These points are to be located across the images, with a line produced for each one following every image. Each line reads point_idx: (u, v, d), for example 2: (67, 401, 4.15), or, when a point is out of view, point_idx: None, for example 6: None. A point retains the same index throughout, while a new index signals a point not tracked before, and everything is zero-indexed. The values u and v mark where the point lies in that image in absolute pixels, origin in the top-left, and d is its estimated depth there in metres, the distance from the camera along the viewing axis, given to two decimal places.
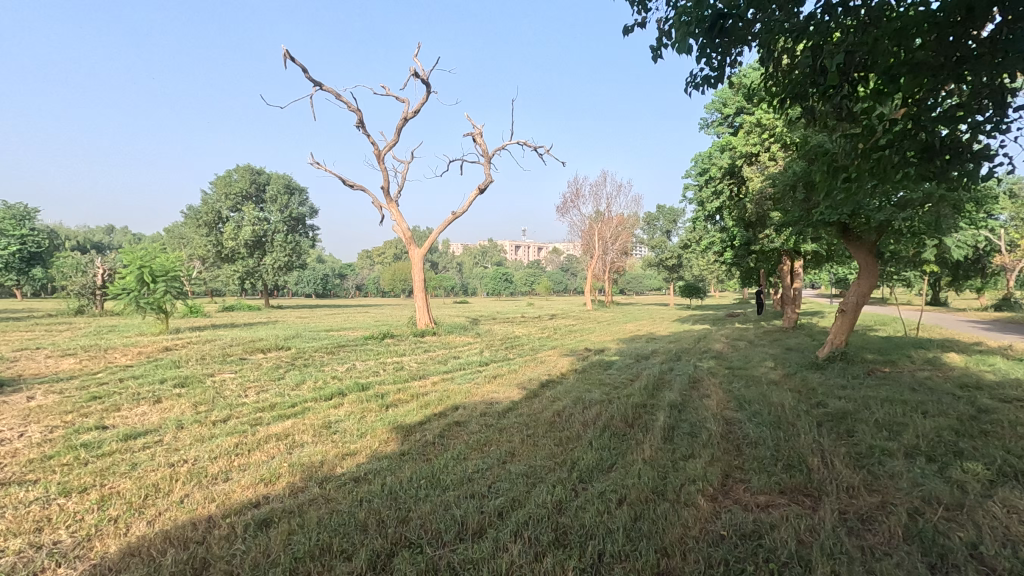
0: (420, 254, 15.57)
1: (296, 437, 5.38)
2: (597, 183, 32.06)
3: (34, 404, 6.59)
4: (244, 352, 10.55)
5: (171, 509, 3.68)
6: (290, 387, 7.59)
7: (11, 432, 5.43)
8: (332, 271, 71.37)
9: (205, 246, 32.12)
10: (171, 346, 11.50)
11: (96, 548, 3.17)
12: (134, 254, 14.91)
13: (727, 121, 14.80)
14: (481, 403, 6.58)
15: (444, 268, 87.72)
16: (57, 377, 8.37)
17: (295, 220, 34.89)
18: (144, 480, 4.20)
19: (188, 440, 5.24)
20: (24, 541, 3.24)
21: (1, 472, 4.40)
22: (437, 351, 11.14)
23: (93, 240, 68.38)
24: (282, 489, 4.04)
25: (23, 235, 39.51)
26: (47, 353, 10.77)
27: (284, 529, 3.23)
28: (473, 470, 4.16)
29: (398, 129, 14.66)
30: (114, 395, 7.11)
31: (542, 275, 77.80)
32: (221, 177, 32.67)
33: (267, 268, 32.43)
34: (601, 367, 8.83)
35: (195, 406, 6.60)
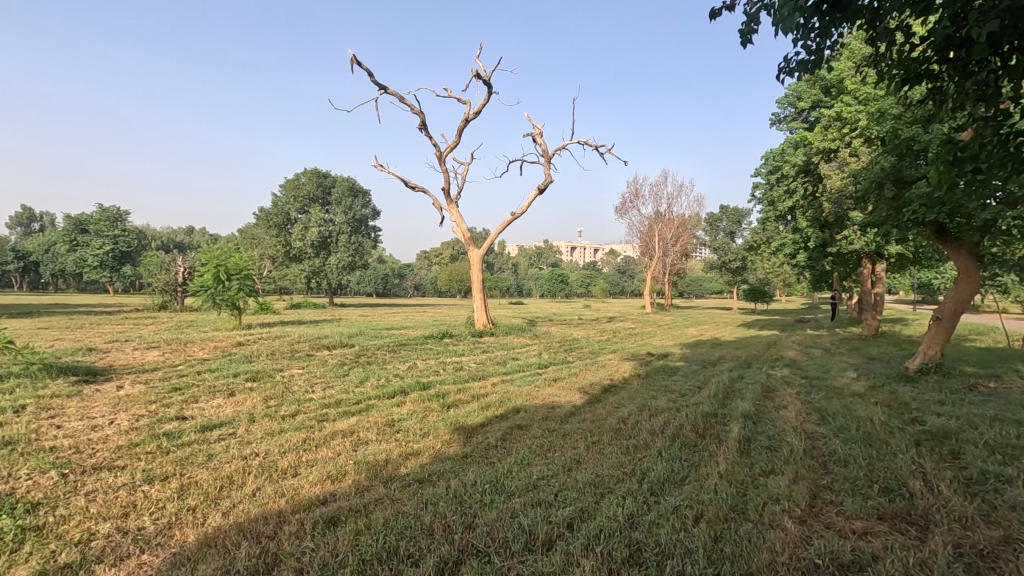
0: (479, 254, 15.59)
1: (360, 434, 5.44)
2: (658, 183, 31.17)
3: (122, 393, 7.03)
4: (310, 349, 10.87)
5: (244, 502, 3.77)
6: (354, 385, 7.76)
7: (102, 420, 5.80)
8: (391, 270, 73.37)
9: (275, 246, 33.69)
10: (243, 341, 12.05)
11: (176, 536, 3.27)
12: (212, 253, 15.80)
13: (802, 115, 14.03)
14: (542, 406, 6.44)
15: (500, 269, 88.32)
16: (143, 368, 8.92)
17: (359, 221, 35.98)
18: (220, 471, 4.34)
19: (260, 434, 5.41)
20: (112, 525, 3.39)
21: (93, 456, 4.69)
22: (497, 352, 11.10)
23: (176, 240, 73.31)
24: (349, 486, 4.06)
25: (115, 235, 42.86)
26: (134, 346, 11.53)
27: (352, 530, 3.22)
28: (538, 477, 4.04)
29: (459, 130, 14.75)
30: (193, 387, 7.48)
31: (598, 276, 76.78)
32: (290, 181, 34.14)
33: (331, 268, 33.64)
34: (665, 372, 8.50)
35: (266, 400, 6.83)
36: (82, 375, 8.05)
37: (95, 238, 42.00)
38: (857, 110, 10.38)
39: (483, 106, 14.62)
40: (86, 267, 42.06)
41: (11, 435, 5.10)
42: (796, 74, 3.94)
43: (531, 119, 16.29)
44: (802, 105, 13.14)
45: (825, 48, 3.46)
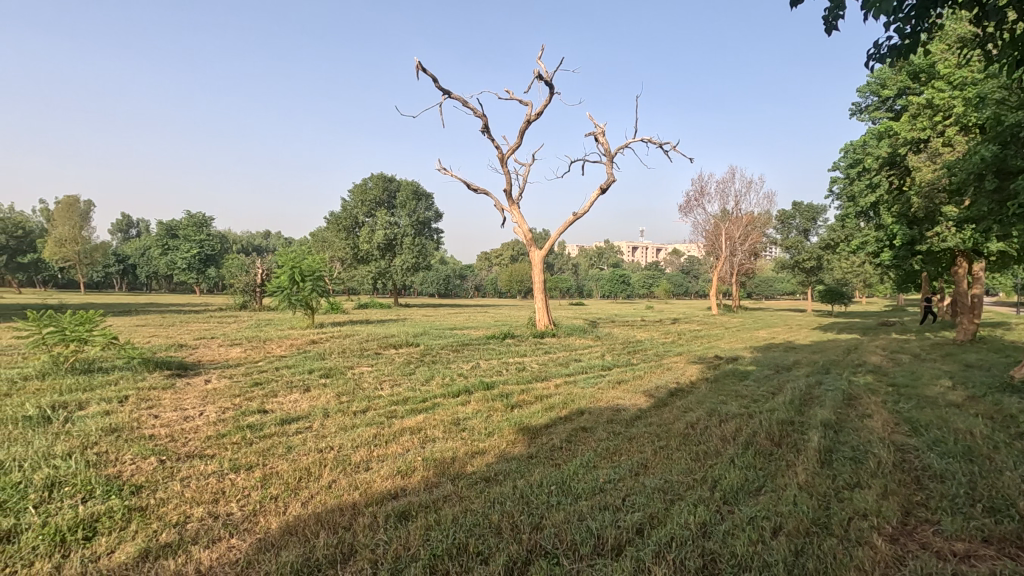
0: (540, 255, 15.60)
1: (428, 431, 5.57)
2: (724, 180, 30.02)
3: (211, 387, 7.58)
4: (378, 347, 11.29)
5: (321, 493, 3.95)
6: (421, 383, 7.97)
7: (194, 411, 6.27)
8: (453, 271, 74.79)
9: (344, 248, 35.18)
10: (316, 339, 12.67)
11: (260, 523, 3.47)
12: (288, 256, 16.72)
13: (886, 103, 13.10)
14: (607, 408, 6.35)
15: (560, 270, 88.06)
16: (228, 363, 9.57)
17: (422, 223, 36.95)
18: (299, 463, 4.57)
19: (334, 428, 5.66)
20: (204, 509, 3.65)
21: (186, 445, 5.07)
22: (559, 353, 11.07)
23: (254, 244, 78.14)
24: (418, 482, 4.17)
25: (202, 239, 46.21)
26: (220, 342, 12.39)
27: (422, 524, 3.31)
28: (605, 480, 3.99)
29: (521, 131, 14.84)
30: (272, 382, 7.94)
31: (661, 276, 74.90)
32: (359, 186, 35.56)
33: (396, 269, 34.70)
34: (736, 377, 8.18)
35: (338, 396, 7.14)
36: (175, 369, 8.73)
37: (184, 243, 45.53)
38: (951, 95, 9.58)
39: (545, 107, 14.61)
40: (176, 269, 45.67)
41: (118, 422, 5.59)
42: (888, 61, 3.73)
43: (592, 118, 16.14)
44: (886, 93, 12.29)
45: (921, 32, 3.25)
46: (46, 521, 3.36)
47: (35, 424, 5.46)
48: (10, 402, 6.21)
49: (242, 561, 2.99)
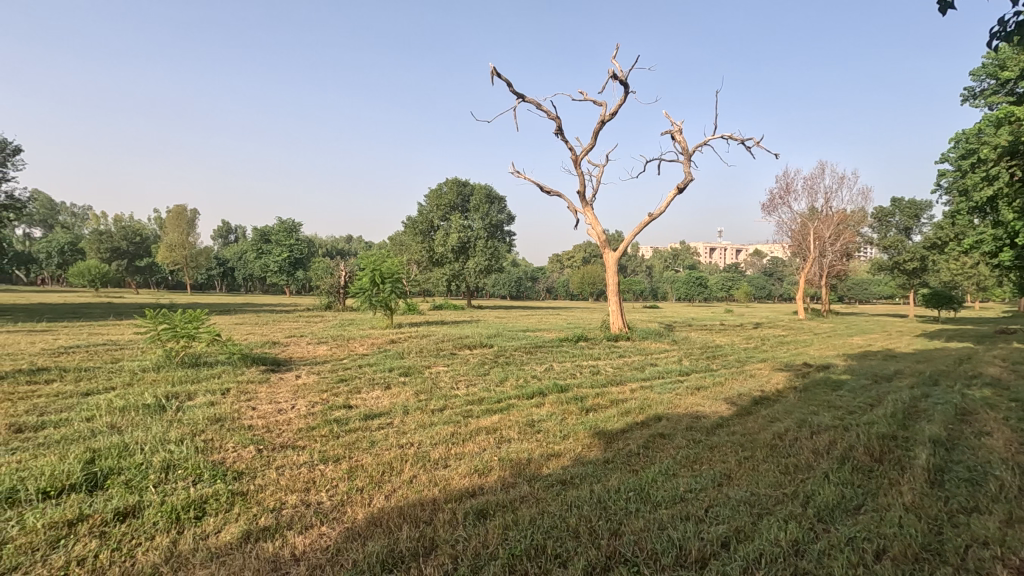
0: (614, 257, 15.35)
1: (503, 432, 5.63)
2: (812, 177, 28.15)
3: (301, 382, 8.08)
4: (454, 347, 11.58)
5: (403, 488, 4.10)
6: (495, 384, 8.07)
7: (286, 404, 6.71)
8: (524, 273, 75.34)
9: (420, 251, 36.35)
10: (395, 339, 13.17)
11: (347, 513, 3.65)
12: (369, 259, 17.52)
13: (1007, 86, 11.77)
14: (686, 415, 6.13)
15: (633, 272, 86.25)
16: (316, 360, 10.17)
17: (495, 226, 37.48)
18: (381, 457, 4.76)
19: (413, 425, 5.86)
20: (296, 497, 3.88)
21: (281, 435, 5.44)
22: (633, 357, 10.84)
23: (338, 247, 82.76)
24: (495, 482, 4.22)
25: (291, 244, 49.46)
26: (308, 340, 13.18)
27: (500, 524, 3.35)
28: (686, 489, 3.85)
29: (595, 132, 14.69)
30: (356, 378, 8.35)
31: (741, 279, 71.57)
32: (434, 191, 36.68)
33: (470, 271, 35.41)
34: (828, 386, 7.64)
35: (417, 394, 7.37)
36: (269, 364, 9.38)
37: (276, 247, 48.96)
38: None
39: (620, 107, 14.38)
40: (269, 271, 49.17)
41: (221, 412, 6.09)
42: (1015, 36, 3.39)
43: (669, 116, 15.70)
44: (1005, 74, 11.09)
45: None
46: (163, 500, 3.71)
47: (153, 411, 6.06)
48: (132, 391, 6.92)
49: (333, 547, 3.16)
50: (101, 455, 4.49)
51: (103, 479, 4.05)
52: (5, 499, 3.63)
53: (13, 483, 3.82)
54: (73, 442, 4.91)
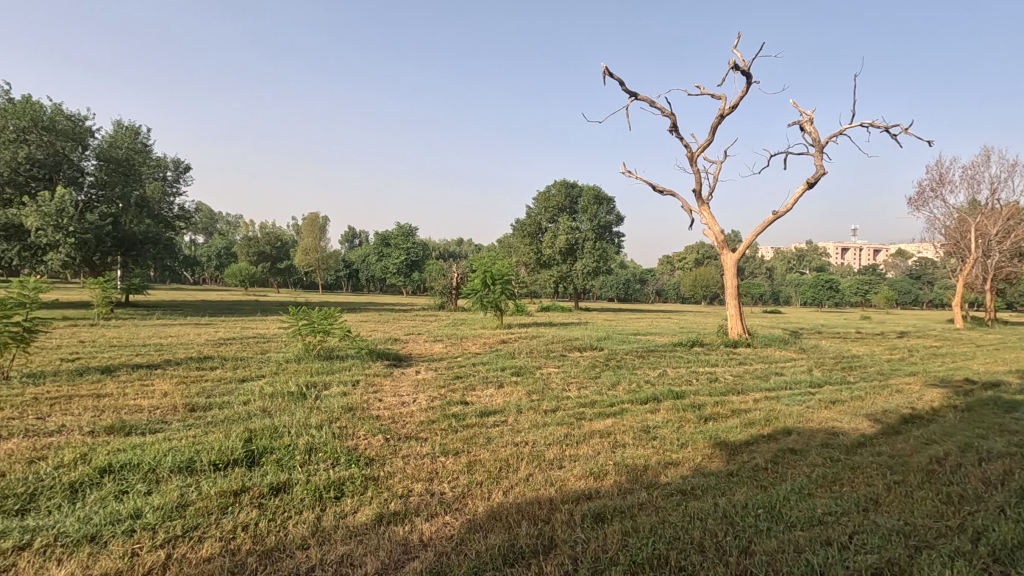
0: (733, 259, 14.46)
1: (618, 436, 5.54)
2: (973, 165, 24.45)
3: (421, 377, 8.55)
4: (564, 349, 11.59)
5: (519, 485, 4.18)
6: (607, 387, 7.96)
7: (409, 397, 7.15)
8: (633, 275, 73.65)
9: (529, 254, 36.90)
10: (506, 339, 13.49)
11: (469, 505, 3.79)
12: (481, 261, 18.12)
13: None
14: (821, 431, 5.62)
15: (751, 274, 80.82)
16: (433, 357, 10.70)
17: (603, 228, 36.99)
18: (498, 454, 4.90)
19: (527, 424, 5.96)
20: (422, 486, 4.12)
21: (405, 426, 5.81)
22: (756, 365, 10.12)
23: (451, 249, 86.72)
24: (611, 486, 4.17)
25: (408, 247, 52.55)
26: (426, 338, 13.92)
27: (619, 529, 3.30)
28: (825, 511, 3.53)
29: (713, 127, 13.93)
30: (471, 376, 8.66)
31: (880, 283, 64.17)
32: (543, 194, 37.01)
33: (577, 273, 35.32)
34: (998, 407, 6.58)
35: (529, 394, 7.47)
36: (392, 359, 10.05)
37: (395, 250, 52.33)
38: None
39: (741, 100, 13.50)
40: (389, 273, 52.68)
41: (352, 402, 6.63)
42: None
43: (797, 106, 14.45)
44: None
45: None
46: (308, 479, 4.11)
47: (295, 398, 6.75)
48: (279, 379, 7.77)
49: (457, 537, 3.30)
50: (257, 435, 5.08)
51: (259, 456, 4.57)
52: (186, 467, 4.24)
53: (192, 454, 4.45)
54: (234, 421, 5.61)
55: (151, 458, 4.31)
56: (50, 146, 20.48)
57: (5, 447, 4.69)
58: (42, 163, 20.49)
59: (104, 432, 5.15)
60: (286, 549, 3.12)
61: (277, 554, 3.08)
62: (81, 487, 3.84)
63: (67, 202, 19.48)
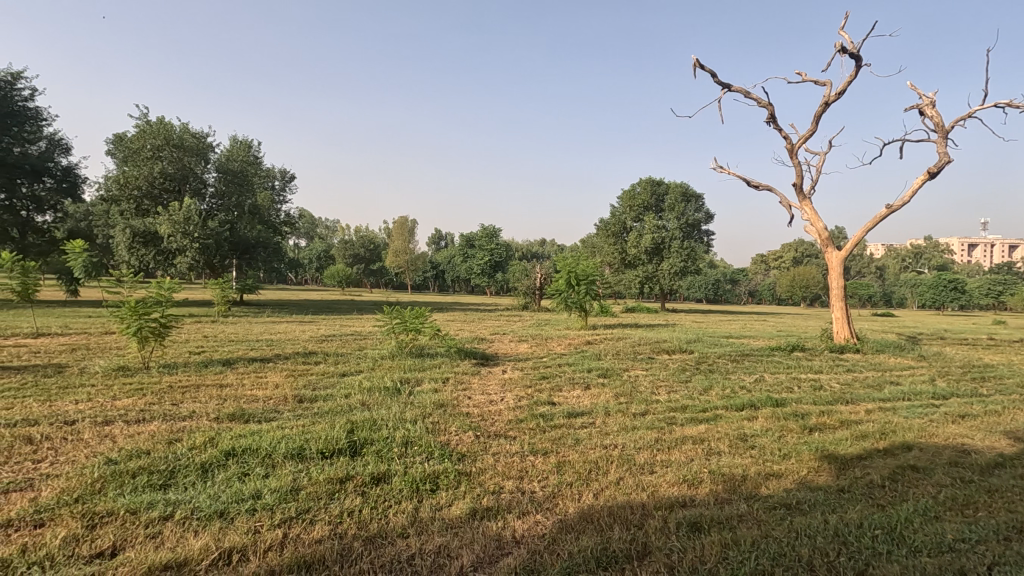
0: (838, 257, 13.38)
1: (712, 443, 5.31)
2: None
3: (508, 377, 8.67)
4: (651, 352, 11.28)
5: (610, 488, 4.13)
6: (699, 392, 7.65)
7: (497, 396, 7.29)
8: (723, 275, 70.22)
9: (613, 253, 36.29)
10: (591, 340, 13.36)
11: (559, 505, 3.80)
12: (565, 261, 18.05)
13: None
14: (948, 448, 5.05)
15: (858, 274, 74.31)
16: (518, 357, 10.81)
17: (692, 226, 35.52)
18: (587, 455, 4.86)
19: (616, 427, 5.87)
20: (513, 484, 4.18)
21: (495, 424, 5.93)
22: (867, 373, 9.30)
23: (534, 250, 87.23)
24: (708, 495, 4.00)
25: (492, 248, 53.49)
26: (511, 338, 14.09)
27: (718, 541, 3.17)
28: (956, 538, 3.18)
29: (816, 116, 12.96)
30: (557, 377, 8.66)
31: (1018, 283, 56.54)
32: (628, 192, 36.20)
33: (664, 273, 34.23)
34: None
35: (617, 397, 7.35)
36: (480, 358, 10.28)
37: (479, 251, 53.45)
38: None
39: (849, 85, 12.45)
40: (473, 274, 53.92)
41: (443, 399, 6.86)
42: None
43: (915, 89, 13.07)
44: None
45: None
46: (406, 471, 4.31)
47: (391, 393, 7.09)
48: (376, 375, 8.22)
49: (549, 536, 3.32)
50: (358, 427, 5.40)
51: (361, 447, 4.86)
52: (298, 453, 4.60)
53: (302, 442, 4.81)
54: (337, 413, 6.00)
55: (268, 444, 4.72)
56: (179, 161, 22.99)
57: (148, 428, 5.33)
58: (173, 177, 23.05)
59: (227, 419, 5.69)
60: (388, 536, 3.29)
61: (380, 540, 3.25)
62: (210, 467, 4.27)
63: (193, 211, 21.78)
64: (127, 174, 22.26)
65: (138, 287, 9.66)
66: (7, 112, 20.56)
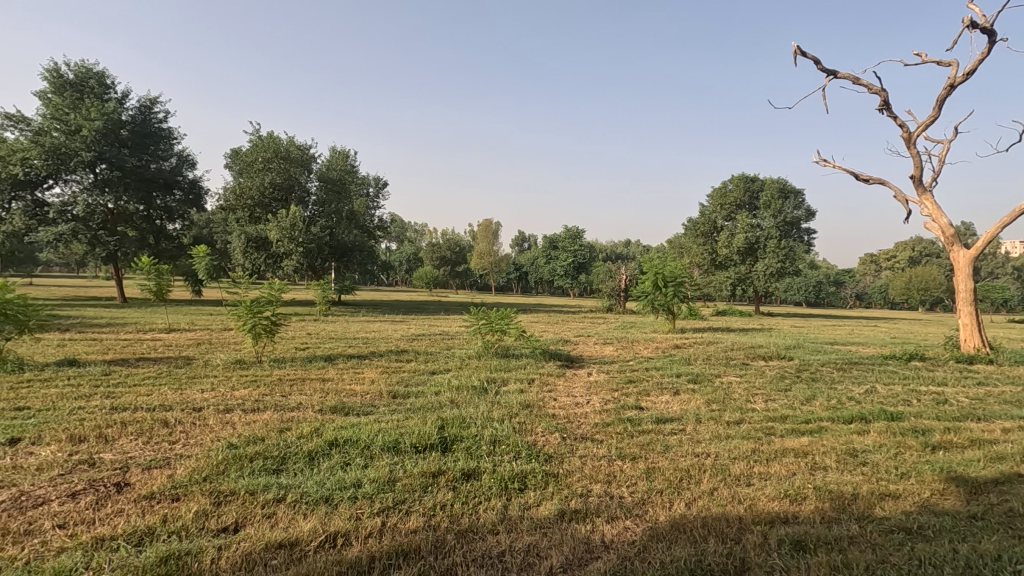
0: (966, 257, 11.95)
1: (817, 457, 4.95)
2: None
3: (593, 379, 8.58)
4: (746, 358, 10.69)
5: (703, 498, 3.96)
6: (801, 401, 7.14)
7: (582, 398, 7.24)
8: (826, 277, 65.10)
9: (702, 254, 34.84)
10: (680, 344, 12.89)
11: (649, 512, 3.71)
12: (652, 263, 17.56)
13: None
14: None
15: (990, 275, 65.93)
16: (603, 360, 10.67)
17: (791, 224, 33.22)
18: (678, 463, 4.70)
19: (708, 435, 5.62)
20: (601, 487, 4.13)
21: (581, 427, 5.89)
22: (1002, 387, 8.23)
23: (618, 251, 85.68)
24: (813, 512, 3.73)
25: (575, 250, 53.20)
26: (595, 340, 13.90)
27: (825, 562, 2.95)
28: None
29: (939, 101, 11.68)
30: (644, 381, 8.44)
31: None
32: (718, 190, 34.57)
33: (759, 274, 32.33)
34: None
35: (708, 403, 7.04)
36: (564, 360, 10.26)
37: (563, 253, 53.42)
38: None
39: (979, 64, 11.12)
40: (557, 275, 53.99)
41: (529, 400, 6.92)
42: None
43: None
44: None
45: None
46: (494, 469, 4.39)
47: (479, 392, 7.26)
48: (463, 374, 8.45)
49: (639, 543, 3.25)
50: (448, 423, 5.59)
51: (451, 443, 5.02)
52: (394, 446, 4.84)
53: (397, 436, 5.05)
54: (428, 410, 6.24)
55: (366, 436, 5.00)
56: (286, 171, 25.00)
57: (262, 417, 5.84)
58: (281, 186, 25.10)
59: (329, 411, 6.12)
60: (479, 531, 3.38)
61: (471, 535, 3.34)
62: (316, 455, 4.60)
63: (298, 218, 23.59)
64: (243, 185, 24.57)
65: (252, 288, 10.60)
66: (145, 132, 23.57)
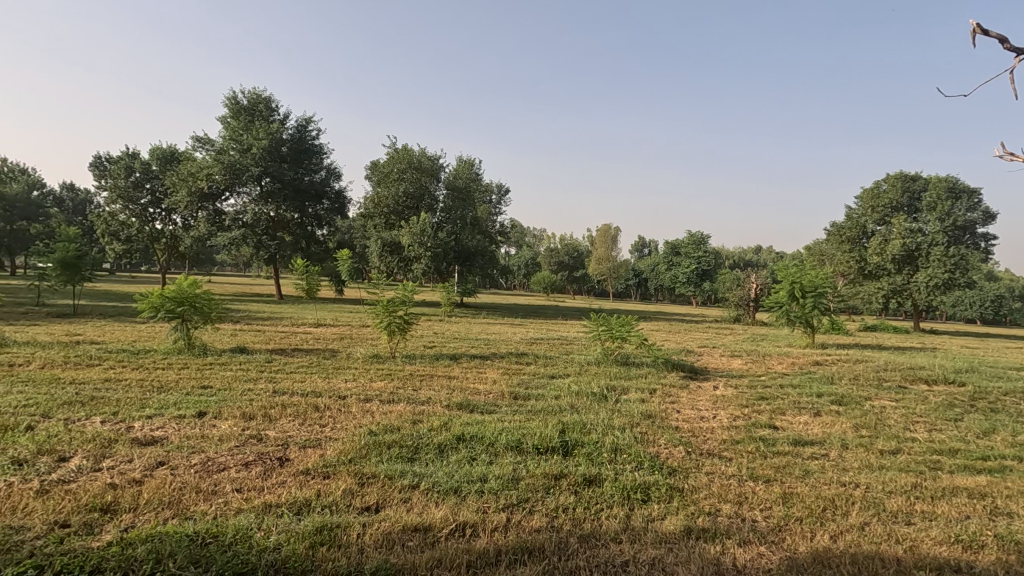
0: None
1: (998, 501, 4.23)
2: None
3: (720, 393, 8.11)
4: (903, 380, 9.43)
5: (852, 532, 3.59)
6: (975, 434, 6.15)
7: (708, 412, 6.88)
8: (1009, 290, 55.29)
9: (847, 262, 31.53)
10: (821, 360, 11.72)
11: (787, 540, 3.44)
12: (788, 271, 16.15)
13: None
14: None
15: None
16: (731, 373, 10.04)
17: (962, 229, 28.75)
18: (820, 491, 4.29)
19: (857, 463, 5.06)
20: (731, 508, 3.90)
21: (708, 442, 5.60)
22: None
23: (748, 258, 79.98)
24: (994, 564, 3.21)
25: (699, 256, 50.62)
26: (722, 352, 13.12)
27: None
28: None
29: None
30: (779, 398, 7.80)
31: None
32: (869, 191, 31.10)
33: (918, 286, 28.33)
34: None
35: (856, 428, 6.34)
36: (688, 371, 9.83)
37: (686, 259, 51.17)
38: None
39: None
40: (679, 283, 51.88)
41: (651, 410, 6.72)
42: None
43: None
44: None
45: None
46: (616, 477, 4.34)
47: (598, 399, 7.21)
48: (583, 380, 8.44)
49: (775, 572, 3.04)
50: (568, 428, 5.62)
51: (572, 447, 5.04)
52: (517, 446, 4.97)
53: (519, 436, 5.18)
54: (548, 413, 6.32)
55: (491, 434, 5.20)
56: (418, 181, 26.81)
57: (396, 409, 6.31)
58: (413, 195, 26.96)
59: (455, 407, 6.44)
60: (601, 538, 3.36)
61: (594, 540, 3.34)
62: (445, 448, 4.88)
63: (427, 225, 25.16)
64: (380, 194, 26.78)
65: (387, 289, 11.51)
66: (301, 149, 26.58)
